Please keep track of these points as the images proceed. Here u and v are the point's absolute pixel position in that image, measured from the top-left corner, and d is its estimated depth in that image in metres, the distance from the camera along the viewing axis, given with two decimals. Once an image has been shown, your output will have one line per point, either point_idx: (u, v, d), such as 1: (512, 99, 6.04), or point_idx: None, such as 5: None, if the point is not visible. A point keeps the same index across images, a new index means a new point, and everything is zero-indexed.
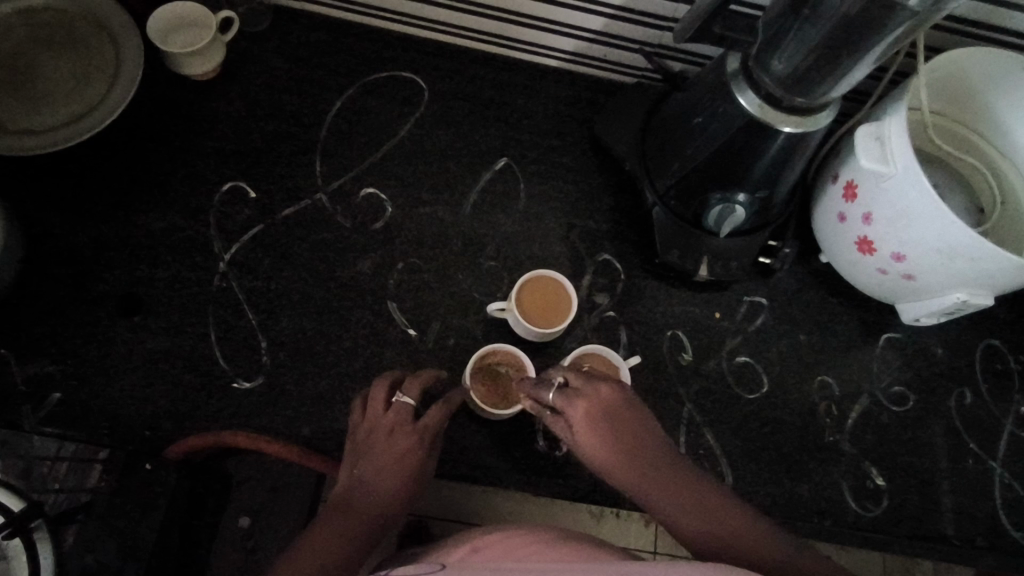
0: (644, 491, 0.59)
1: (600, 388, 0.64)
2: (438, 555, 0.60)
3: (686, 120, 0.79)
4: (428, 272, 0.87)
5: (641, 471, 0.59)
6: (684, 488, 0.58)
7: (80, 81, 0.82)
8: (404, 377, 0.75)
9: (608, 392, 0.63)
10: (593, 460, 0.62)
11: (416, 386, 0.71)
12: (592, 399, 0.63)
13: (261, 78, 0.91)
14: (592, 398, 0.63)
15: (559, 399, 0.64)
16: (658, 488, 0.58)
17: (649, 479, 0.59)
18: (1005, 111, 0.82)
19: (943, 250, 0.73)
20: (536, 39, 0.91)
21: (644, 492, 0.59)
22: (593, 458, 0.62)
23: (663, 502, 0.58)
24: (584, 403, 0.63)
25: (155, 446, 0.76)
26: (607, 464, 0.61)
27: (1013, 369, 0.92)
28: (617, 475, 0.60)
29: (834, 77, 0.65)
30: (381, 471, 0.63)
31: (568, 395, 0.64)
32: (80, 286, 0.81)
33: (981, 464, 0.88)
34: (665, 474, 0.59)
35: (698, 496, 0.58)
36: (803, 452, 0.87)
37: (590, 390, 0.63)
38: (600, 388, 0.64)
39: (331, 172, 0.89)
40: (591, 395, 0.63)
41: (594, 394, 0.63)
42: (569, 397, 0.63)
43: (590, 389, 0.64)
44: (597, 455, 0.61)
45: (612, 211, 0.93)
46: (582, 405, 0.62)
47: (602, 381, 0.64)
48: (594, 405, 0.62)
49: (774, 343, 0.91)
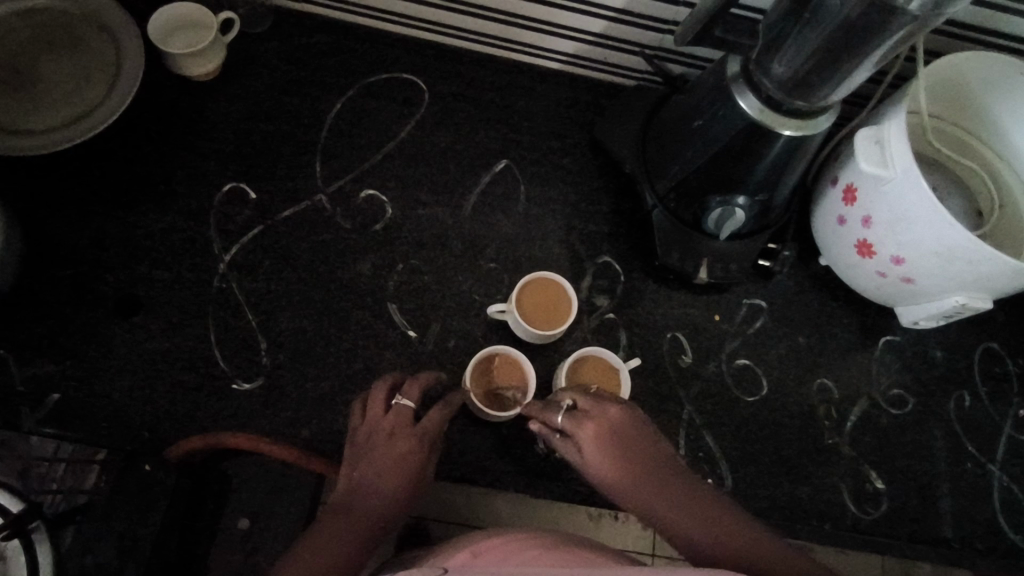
0: (653, 506, 0.59)
1: (609, 410, 0.65)
2: (438, 560, 0.60)
3: (686, 123, 0.79)
4: (428, 274, 0.87)
5: (650, 488, 0.59)
6: (692, 504, 0.58)
7: (81, 81, 0.82)
8: (403, 379, 0.75)
9: (616, 413, 0.64)
10: (602, 481, 0.62)
11: (417, 388, 0.71)
12: (601, 420, 0.63)
13: (262, 79, 0.91)
14: (601, 420, 0.64)
15: (567, 422, 0.65)
16: (667, 504, 0.58)
17: (657, 495, 0.59)
18: (1004, 115, 0.82)
19: (942, 253, 0.73)
20: (536, 41, 0.91)
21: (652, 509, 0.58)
22: (602, 479, 0.62)
23: (672, 517, 0.57)
24: (592, 424, 0.63)
25: (154, 447, 0.76)
26: (616, 485, 0.61)
27: (1011, 372, 0.92)
28: (625, 493, 0.60)
29: (834, 81, 0.66)
30: (381, 474, 0.64)
31: (577, 418, 0.64)
32: (80, 287, 0.81)
33: (980, 467, 0.89)
34: (673, 491, 0.59)
35: (706, 511, 0.57)
36: (802, 455, 0.87)
37: (599, 412, 0.64)
38: (608, 409, 0.65)
39: (331, 173, 0.89)
40: (599, 416, 0.64)
41: (602, 415, 0.64)
42: (578, 420, 0.64)
43: (598, 411, 0.65)
44: (605, 476, 0.61)
45: (612, 214, 0.93)
46: (591, 425, 0.63)
47: (610, 403, 0.66)
48: (602, 426, 0.63)
49: (774, 346, 0.91)
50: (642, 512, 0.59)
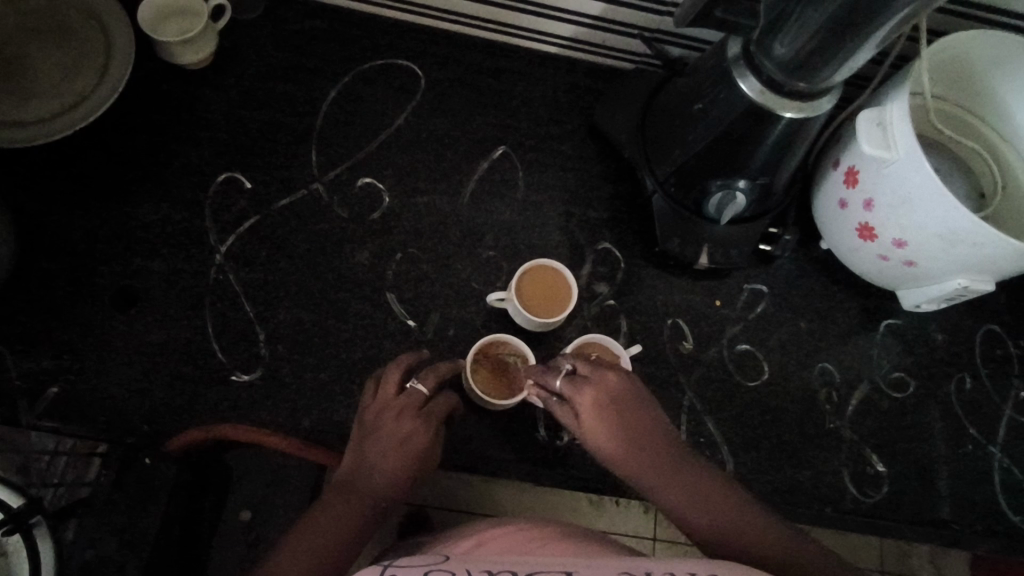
0: (652, 482, 0.59)
1: (608, 376, 0.64)
2: (440, 547, 0.60)
3: (687, 107, 0.78)
4: (427, 263, 0.86)
5: (648, 463, 0.59)
6: (691, 483, 0.58)
7: (70, 69, 0.80)
8: (420, 363, 0.74)
9: (615, 380, 0.64)
10: (596, 447, 0.62)
11: (433, 376, 0.71)
12: (599, 387, 0.63)
13: (256, 66, 0.89)
14: (601, 386, 0.63)
15: (567, 387, 0.64)
16: (665, 481, 0.58)
17: (656, 472, 0.59)
18: (1007, 94, 0.81)
19: (945, 235, 0.72)
20: (533, 25, 0.90)
21: (646, 476, 0.59)
22: (595, 445, 0.62)
23: (672, 495, 0.58)
24: (592, 390, 0.63)
25: (155, 440, 0.76)
26: (612, 452, 0.61)
27: (1012, 355, 0.92)
28: (619, 461, 0.61)
29: (836, 62, 0.64)
30: (385, 454, 0.63)
31: (576, 383, 0.64)
32: (75, 280, 0.80)
33: (980, 449, 0.89)
34: (672, 465, 0.59)
35: (696, 481, 0.58)
36: (804, 440, 0.86)
37: (598, 378, 0.64)
38: (608, 376, 0.64)
39: (327, 162, 0.88)
40: (599, 383, 0.63)
41: (601, 381, 0.63)
42: (577, 385, 0.64)
43: (598, 376, 0.64)
44: (599, 441, 0.62)
45: (612, 199, 0.92)
46: (590, 393, 0.63)
47: (610, 370, 0.65)
48: (599, 393, 0.63)
49: (775, 331, 0.90)
50: (634, 480, 0.60)
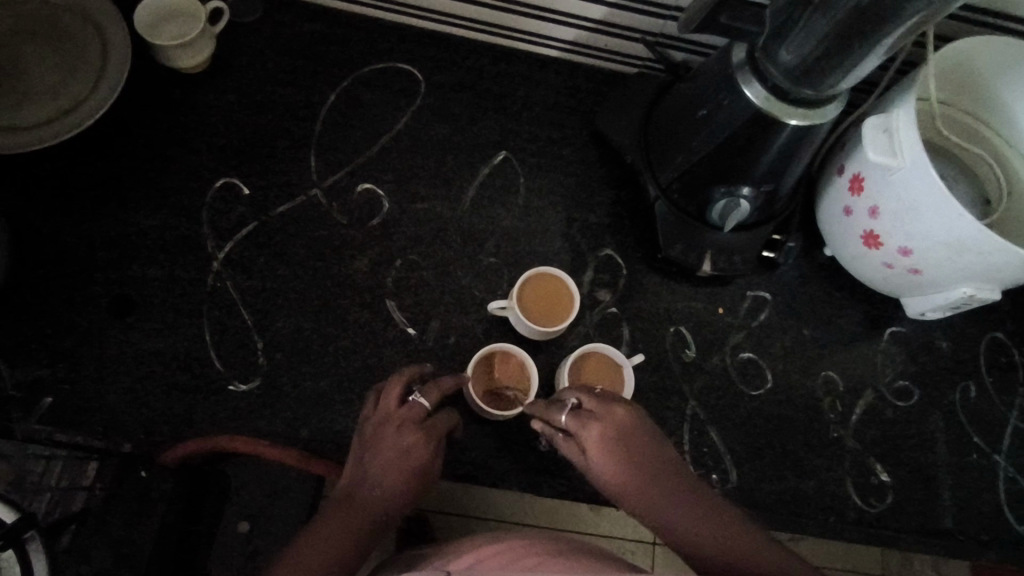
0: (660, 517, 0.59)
1: (614, 410, 0.64)
2: (440, 563, 0.59)
3: (689, 113, 0.77)
4: (426, 270, 0.85)
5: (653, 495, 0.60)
6: (699, 512, 0.58)
7: (65, 74, 0.79)
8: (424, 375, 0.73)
9: (622, 416, 0.63)
10: (602, 479, 0.62)
11: (437, 391, 0.69)
12: (607, 422, 0.62)
13: (253, 70, 0.88)
14: (607, 422, 0.63)
15: (572, 422, 0.64)
16: (672, 510, 0.59)
17: (663, 504, 0.59)
18: (1012, 100, 0.80)
19: (951, 243, 0.71)
20: (535, 29, 0.89)
21: (652, 505, 0.59)
22: (600, 476, 0.62)
23: (678, 522, 0.58)
24: (598, 426, 0.62)
25: (151, 451, 0.75)
26: (618, 484, 0.61)
27: (1017, 362, 0.92)
28: (623, 490, 0.61)
29: (842, 68, 0.63)
30: (387, 467, 0.62)
31: (582, 418, 0.63)
32: (70, 287, 0.79)
33: (985, 458, 0.88)
34: (678, 496, 0.59)
35: (698, 507, 0.59)
36: (807, 450, 0.86)
37: (605, 413, 0.63)
38: (615, 411, 0.63)
39: (326, 166, 0.87)
40: (606, 419, 0.63)
41: (607, 417, 0.63)
42: (582, 421, 0.63)
43: (605, 412, 0.63)
44: (606, 473, 0.61)
45: (613, 205, 0.91)
46: (597, 428, 0.62)
47: (615, 404, 0.64)
48: (606, 429, 0.62)
49: (778, 339, 0.89)
50: (641, 512, 0.60)
